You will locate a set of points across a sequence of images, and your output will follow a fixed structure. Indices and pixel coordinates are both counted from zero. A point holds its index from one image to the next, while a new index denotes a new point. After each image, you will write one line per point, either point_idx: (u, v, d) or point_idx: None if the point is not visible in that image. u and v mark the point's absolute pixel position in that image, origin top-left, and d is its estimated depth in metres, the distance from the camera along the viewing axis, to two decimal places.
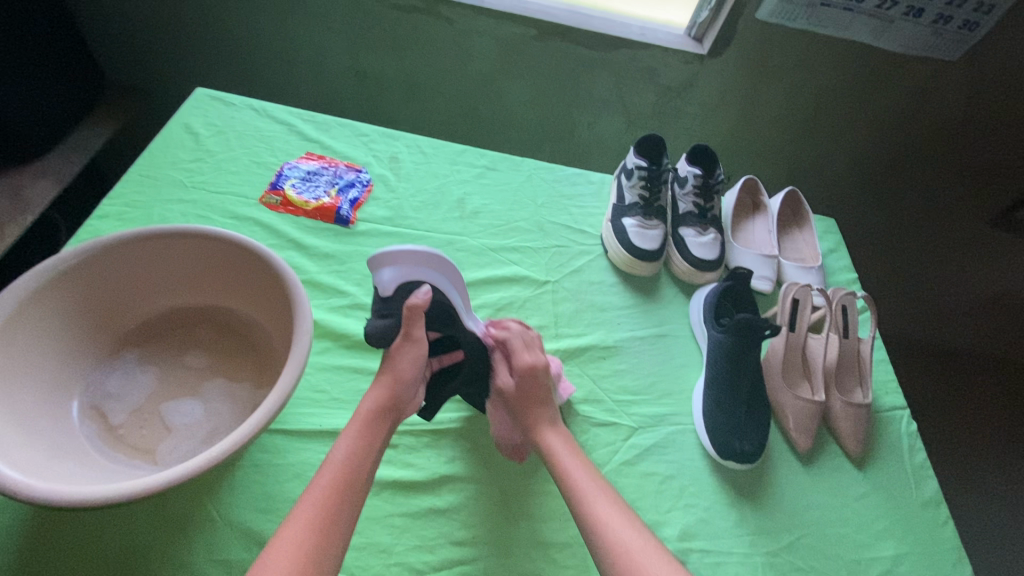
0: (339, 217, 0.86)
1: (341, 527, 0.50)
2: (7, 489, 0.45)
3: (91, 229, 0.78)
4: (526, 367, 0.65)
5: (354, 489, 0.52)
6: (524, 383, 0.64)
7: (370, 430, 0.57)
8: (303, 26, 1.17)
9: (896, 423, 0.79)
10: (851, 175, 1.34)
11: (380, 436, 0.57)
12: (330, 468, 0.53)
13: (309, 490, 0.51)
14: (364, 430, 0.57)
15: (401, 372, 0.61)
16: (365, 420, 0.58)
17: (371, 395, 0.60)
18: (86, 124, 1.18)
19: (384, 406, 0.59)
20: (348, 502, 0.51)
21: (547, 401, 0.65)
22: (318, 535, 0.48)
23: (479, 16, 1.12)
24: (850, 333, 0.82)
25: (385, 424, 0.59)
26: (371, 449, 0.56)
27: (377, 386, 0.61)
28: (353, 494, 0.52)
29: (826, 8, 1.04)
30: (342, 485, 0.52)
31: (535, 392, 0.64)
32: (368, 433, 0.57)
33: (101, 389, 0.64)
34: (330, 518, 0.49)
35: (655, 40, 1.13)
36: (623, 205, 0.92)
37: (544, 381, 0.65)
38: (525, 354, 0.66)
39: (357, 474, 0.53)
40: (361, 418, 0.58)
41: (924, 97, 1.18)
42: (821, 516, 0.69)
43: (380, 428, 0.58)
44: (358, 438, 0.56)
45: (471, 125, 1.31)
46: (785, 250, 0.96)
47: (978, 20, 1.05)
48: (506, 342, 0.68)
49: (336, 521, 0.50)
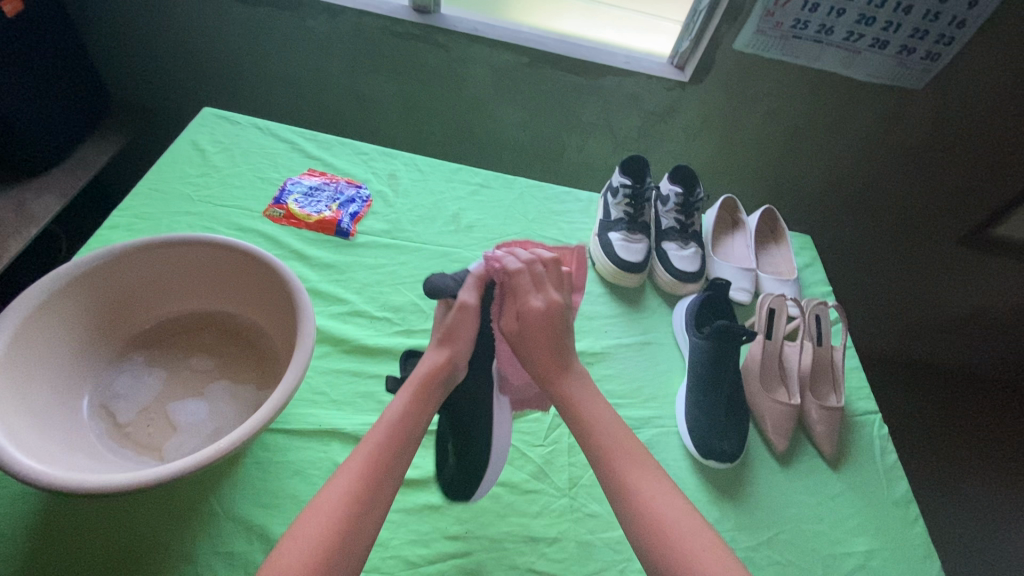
0: (339, 230, 0.90)
1: (382, 487, 0.52)
2: (26, 476, 0.48)
3: (101, 238, 0.81)
4: (551, 305, 0.65)
5: (401, 453, 0.55)
6: (533, 329, 0.64)
7: (423, 395, 0.60)
8: (306, 52, 1.23)
9: (869, 427, 0.83)
10: (827, 197, 1.41)
11: (430, 403, 0.60)
12: (376, 432, 0.56)
13: (360, 449, 0.54)
14: (419, 394, 0.60)
15: (459, 339, 0.65)
16: (417, 386, 0.60)
17: (427, 362, 0.63)
18: (90, 140, 1.22)
19: (437, 373, 0.62)
20: (393, 466, 0.54)
21: (563, 343, 0.64)
22: (364, 495, 0.51)
23: (474, 44, 1.19)
24: (823, 341, 0.87)
25: (437, 391, 0.61)
26: (422, 414, 0.59)
27: (433, 356, 0.63)
28: (398, 459, 0.55)
29: (797, 40, 1.12)
30: (389, 449, 0.54)
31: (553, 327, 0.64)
32: (421, 399, 0.59)
33: (110, 389, 0.67)
34: (377, 480, 0.52)
35: (639, 68, 1.20)
36: (609, 221, 0.98)
37: (556, 324, 0.64)
38: (534, 294, 0.66)
39: (402, 439, 0.56)
40: (415, 383, 0.60)
41: (892, 123, 1.26)
42: (798, 514, 0.72)
43: (432, 394, 0.61)
44: (411, 401, 0.58)
45: (465, 146, 1.37)
46: (762, 264, 1.02)
47: (940, 51, 1.13)
48: (514, 277, 0.67)
49: (381, 483, 0.53)
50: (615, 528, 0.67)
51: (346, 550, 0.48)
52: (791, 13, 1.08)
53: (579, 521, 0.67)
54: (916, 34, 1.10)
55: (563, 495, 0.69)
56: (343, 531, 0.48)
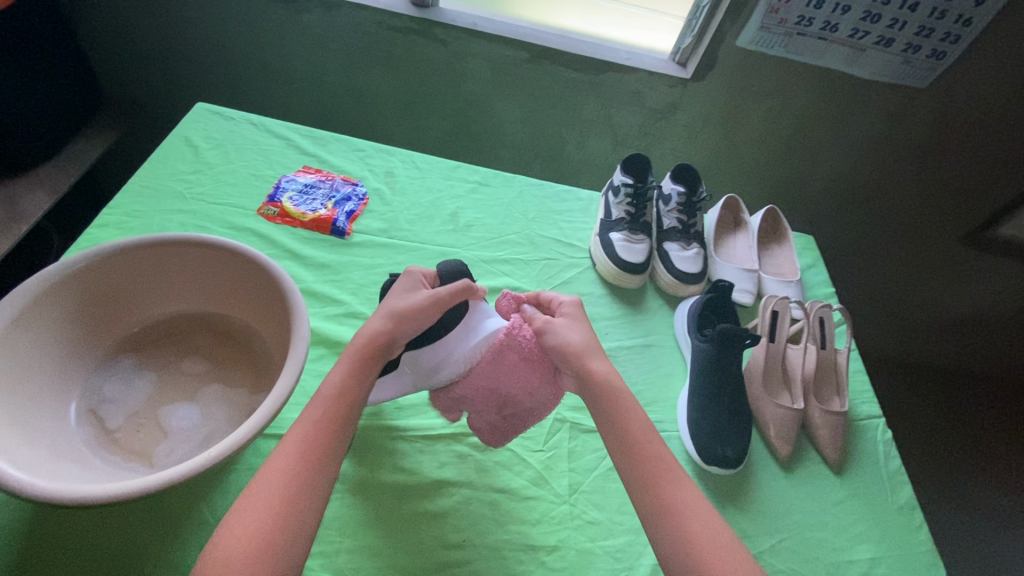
0: (335, 229, 0.89)
1: (314, 496, 0.50)
2: (11, 487, 0.46)
3: (91, 237, 0.79)
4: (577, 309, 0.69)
5: (343, 422, 0.55)
6: (576, 321, 0.67)
7: (363, 366, 0.59)
8: (303, 47, 1.21)
9: (872, 432, 0.82)
10: (829, 196, 1.39)
11: (369, 376, 0.59)
12: (312, 413, 0.55)
13: (302, 422, 0.54)
14: (358, 368, 0.58)
15: (406, 321, 0.61)
16: (357, 357, 0.59)
17: (371, 330, 0.60)
18: (82, 136, 1.20)
19: (378, 344, 0.60)
20: (340, 435, 0.54)
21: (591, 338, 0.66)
22: (312, 463, 0.51)
23: (473, 39, 1.16)
24: (827, 345, 0.86)
25: (375, 362, 0.60)
26: (363, 382, 0.58)
27: (378, 325, 0.61)
28: (341, 427, 0.55)
29: (802, 37, 1.10)
30: (325, 430, 0.54)
31: (587, 330, 0.67)
32: (360, 369, 0.58)
33: (98, 393, 0.65)
34: (321, 448, 0.52)
35: (640, 64, 1.19)
36: (610, 220, 0.96)
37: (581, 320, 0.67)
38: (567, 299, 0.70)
39: (337, 430, 0.54)
40: (355, 355, 0.59)
41: (896, 122, 1.24)
42: (801, 521, 0.71)
43: (372, 362, 0.59)
44: (349, 377, 0.57)
45: (463, 142, 1.35)
46: (764, 265, 1.01)
47: (945, 49, 1.11)
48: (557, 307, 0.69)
49: (326, 450, 0.53)
50: (616, 536, 0.66)
51: (300, 515, 0.49)
52: (795, 10, 1.06)
53: (579, 528, 0.66)
54: (922, 32, 1.08)
55: (562, 502, 0.68)
56: (295, 496, 0.49)
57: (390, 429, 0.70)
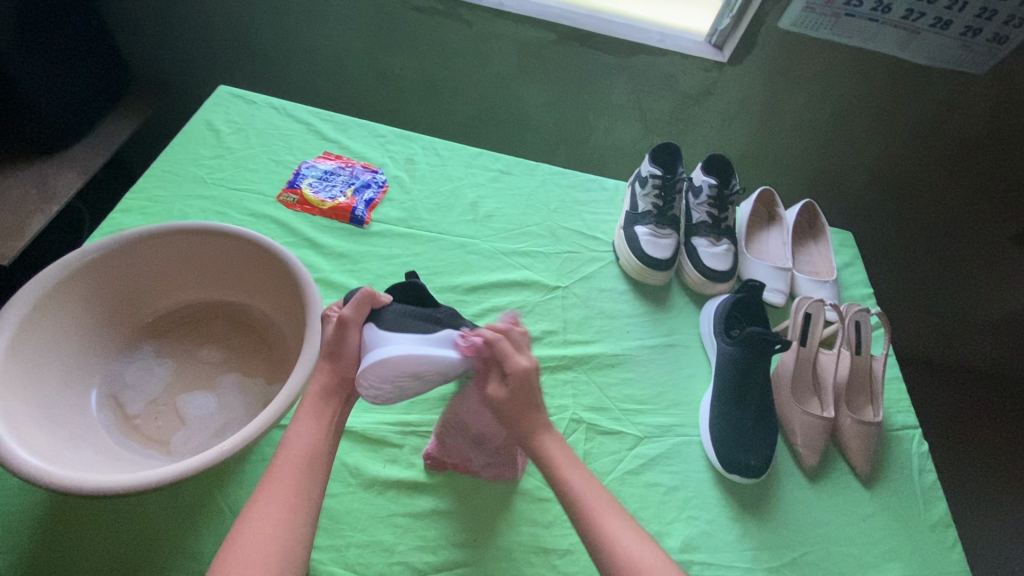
0: (354, 217, 0.88)
1: (304, 524, 0.51)
2: (27, 476, 0.46)
3: (114, 222, 0.80)
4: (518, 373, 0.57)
5: (318, 460, 0.55)
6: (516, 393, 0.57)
7: (323, 407, 0.58)
8: (326, 26, 1.19)
9: (908, 443, 0.78)
10: (873, 188, 1.31)
11: (331, 416, 0.59)
12: (290, 449, 0.54)
13: (274, 472, 0.52)
14: (320, 412, 0.58)
15: (342, 354, 0.59)
16: (315, 398, 0.58)
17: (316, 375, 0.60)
18: (112, 115, 1.20)
19: (330, 385, 0.59)
20: (318, 469, 0.55)
21: (537, 409, 0.58)
22: (291, 515, 0.50)
23: (499, 18, 1.13)
24: (863, 350, 0.81)
25: (332, 402, 0.59)
26: (326, 423, 0.58)
27: (318, 369, 0.60)
28: (317, 467, 0.55)
29: (850, 18, 1.03)
30: (304, 465, 0.54)
31: (526, 399, 0.58)
32: (316, 412, 0.58)
33: (119, 379, 0.66)
34: (295, 495, 0.51)
35: (674, 47, 1.13)
36: (635, 213, 0.92)
37: (529, 388, 0.58)
38: (518, 357, 0.58)
39: (314, 462, 0.54)
40: (312, 398, 0.58)
41: (949, 110, 1.16)
42: (826, 534, 0.68)
43: (330, 405, 0.59)
44: (311, 419, 0.57)
45: (487, 127, 1.32)
46: (798, 263, 0.96)
47: (1009, 33, 1.03)
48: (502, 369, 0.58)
49: (301, 500, 0.51)
50: None
51: (284, 564, 0.47)
52: None
53: None
54: (983, 15, 1.01)
55: None
56: (279, 548, 0.48)
57: (403, 424, 0.69)
